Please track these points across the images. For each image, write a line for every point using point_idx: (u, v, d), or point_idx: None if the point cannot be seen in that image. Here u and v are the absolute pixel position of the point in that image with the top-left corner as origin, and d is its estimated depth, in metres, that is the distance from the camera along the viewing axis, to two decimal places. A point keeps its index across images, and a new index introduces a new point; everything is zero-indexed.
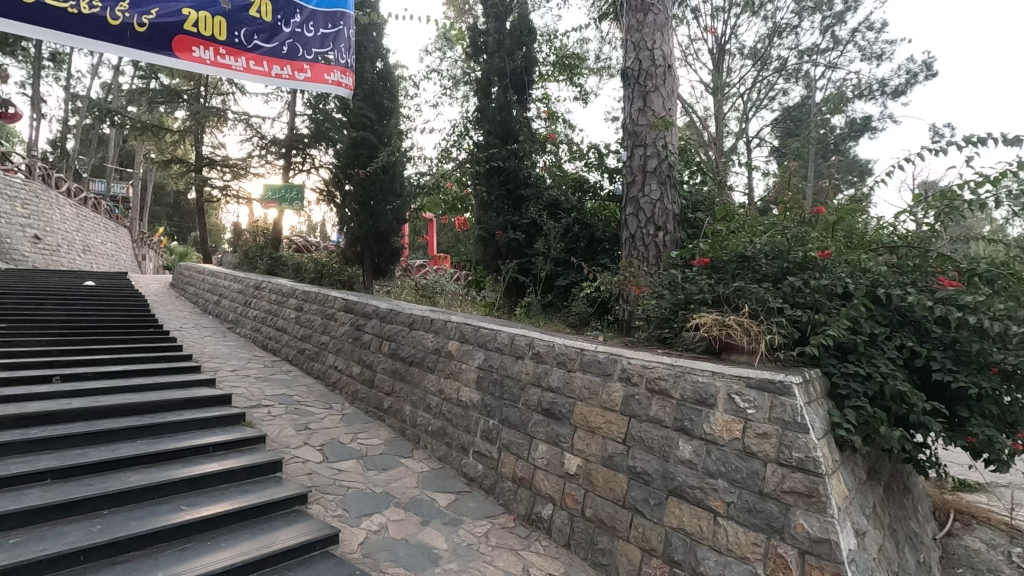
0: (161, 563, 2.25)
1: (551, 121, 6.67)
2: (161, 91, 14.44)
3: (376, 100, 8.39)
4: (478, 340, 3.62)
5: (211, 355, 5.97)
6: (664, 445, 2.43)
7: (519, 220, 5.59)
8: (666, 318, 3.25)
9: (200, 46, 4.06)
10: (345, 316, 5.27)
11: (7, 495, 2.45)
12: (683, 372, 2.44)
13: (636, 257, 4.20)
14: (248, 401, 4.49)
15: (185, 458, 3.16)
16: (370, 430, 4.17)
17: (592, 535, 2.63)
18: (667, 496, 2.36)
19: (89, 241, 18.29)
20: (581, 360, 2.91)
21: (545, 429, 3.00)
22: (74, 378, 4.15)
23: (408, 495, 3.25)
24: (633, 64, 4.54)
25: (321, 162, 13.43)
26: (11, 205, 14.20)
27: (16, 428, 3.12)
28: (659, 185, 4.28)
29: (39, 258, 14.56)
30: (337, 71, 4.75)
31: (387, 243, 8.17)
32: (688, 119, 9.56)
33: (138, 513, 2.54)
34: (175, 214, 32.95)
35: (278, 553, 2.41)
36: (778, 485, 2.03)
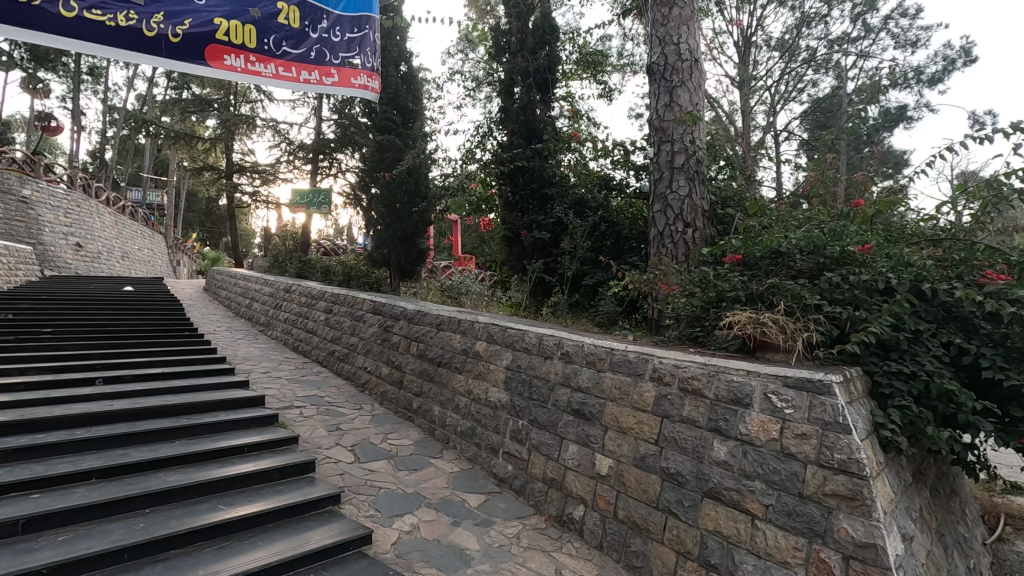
0: (201, 561, 2.30)
1: (574, 119, 6.62)
2: (193, 101, 14.81)
3: (400, 104, 8.46)
4: (506, 340, 3.62)
5: (244, 357, 6.11)
6: (698, 446, 2.38)
7: (544, 219, 5.57)
8: (697, 317, 3.19)
9: (230, 55, 4.10)
10: (373, 317, 5.32)
11: (55, 494, 2.54)
12: (717, 372, 2.38)
13: (664, 255, 4.14)
14: (281, 402, 4.57)
15: (222, 458, 3.23)
16: (400, 431, 4.20)
17: (625, 537, 2.60)
18: (702, 497, 2.31)
19: (127, 248, 18.96)
20: (611, 360, 2.88)
21: (575, 429, 2.97)
22: (116, 381, 4.29)
23: (438, 496, 3.26)
24: (658, 59, 4.48)
25: (347, 166, 13.62)
26: (54, 215, 14.83)
27: (62, 429, 3.23)
28: (687, 180, 4.21)
29: (81, 265, 15.17)
30: (363, 75, 4.82)
31: (413, 245, 8.24)
32: (714, 114, 9.38)
33: (177, 512, 2.60)
34: (207, 220, 33.93)
35: (313, 553, 2.45)
36: (819, 488, 1.96)
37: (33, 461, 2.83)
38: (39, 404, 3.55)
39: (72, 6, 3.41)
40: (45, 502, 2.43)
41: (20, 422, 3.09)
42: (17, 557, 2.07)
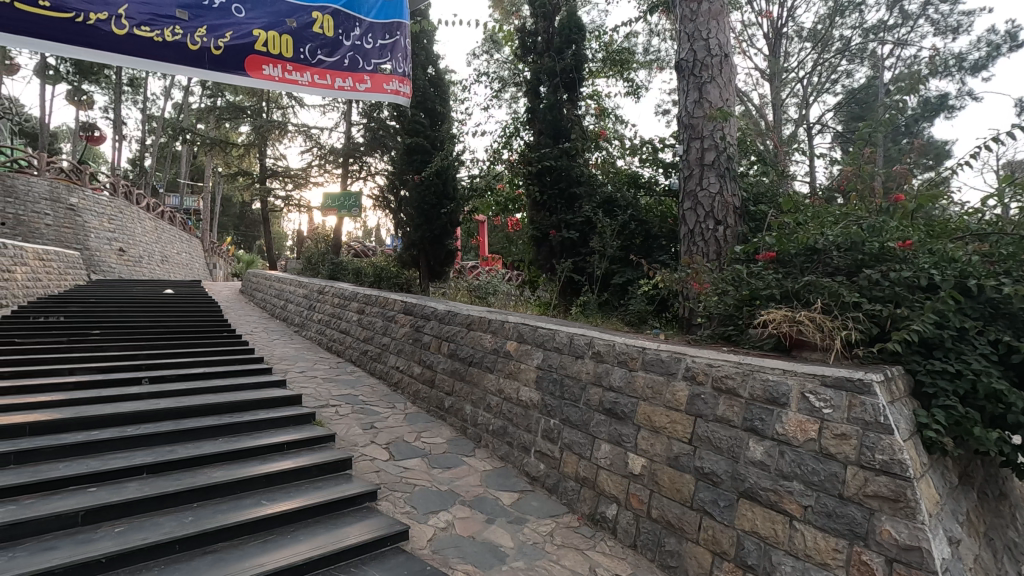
0: (247, 553, 2.39)
1: (601, 117, 6.60)
2: (226, 108, 15.25)
3: (428, 106, 8.49)
4: (537, 340, 3.64)
5: (280, 357, 6.28)
6: (733, 446, 2.36)
7: (572, 218, 5.56)
8: (730, 315, 3.15)
9: (269, 64, 3.95)
10: (405, 317, 5.40)
11: (110, 488, 2.67)
12: (752, 371, 2.36)
13: (695, 253, 4.10)
14: (317, 401, 4.68)
15: (263, 455, 3.34)
16: (433, 430, 4.25)
17: (659, 536, 2.59)
18: (738, 497, 2.29)
19: (166, 252, 19.66)
20: (643, 359, 2.88)
21: (608, 428, 2.97)
22: (161, 380, 4.46)
23: (472, 493, 3.30)
24: (687, 55, 4.43)
25: (377, 168, 13.79)
26: (99, 221, 15.49)
27: (113, 426, 3.39)
28: (718, 178, 4.16)
29: (124, 268, 15.81)
30: (395, 80, 4.46)
31: (441, 245, 8.32)
32: (744, 108, 9.20)
33: (223, 506, 2.71)
34: (241, 224, 34.91)
35: (352, 548, 2.51)
36: (861, 489, 1.92)
37: (88, 457, 2.99)
38: (91, 402, 3.73)
39: (122, 23, 3.40)
40: (100, 495, 2.56)
41: (76, 420, 3.26)
42: (78, 547, 2.20)
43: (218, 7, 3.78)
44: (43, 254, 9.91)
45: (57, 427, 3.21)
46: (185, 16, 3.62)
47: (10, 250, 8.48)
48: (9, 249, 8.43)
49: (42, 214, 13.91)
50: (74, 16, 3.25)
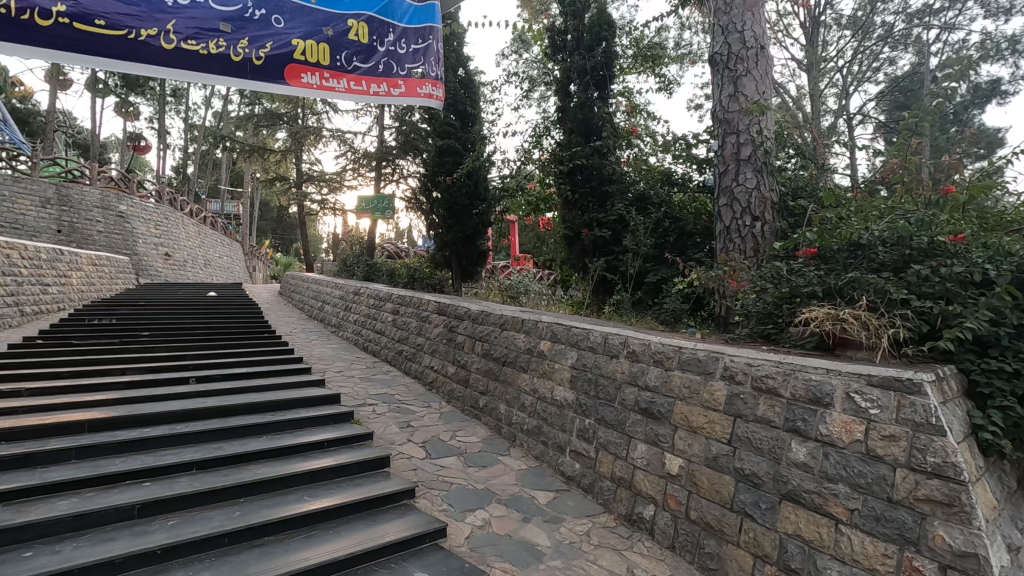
0: (292, 547, 2.46)
1: (631, 114, 6.53)
2: (264, 116, 15.71)
3: (459, 108, 8.54)
4: (571, 339, 3.63)
5: (318, 357, 6.44)
6: (774, 447, 2.31)
7: (605, 217, 5.51)
8: (770, 313, 3.08)
9: (308, 73, 3.91)
10: (438, 317, 5.46)
11: (162, 483, 2.80)
12: (794, 370, 2.31)
13: (732, 250, 4.01)
14: (355, 400, 4.79)
15: (304, 452, 3.43)
16: (468, 429, 4.29)
17: (698, 538, 2.56)
18: (780, 500, 2.24)
19: (209, 256, 20.40)
20: (679, 359, 2.84)
21: (644, 428, 2.95)
22: (207, 380, 4.63)
23: (508, 492, 3.32)
24: (721, 48, 4.35)
25: (410, 170, 13.84)
26: (146, 227, 16.18)
27: (165, 424, 3.55)
28: (755, 173, 4.07)
29: (169, 272, 16.47)
30: (428, 84, 4.38)
31: (473, 245, 8.37)
32: (780, 100, 8.97)
33: (268, 502, 2.80)
34: (278, 228, 35.93)
35: (391, 545, 2.56)
36: (911, 493, 1.86)
37: (142, 453, 3.13)
38: (143, 401, 3.91)
39: (170, 38, 3.41)
40: (154, 490, 2.68)
41: (130, 418, 3.42)
42: (136, 538, 2.32)
43: (259, 18, 3.76)
44: (96, 259, 10.41)
45: (113, 424, 3.37)
46: (228, 28, 3.61)
47: (66, 256, 8.94)
48: (65, 256, 8.89)
49: (94, 222, 14.64)
50: (126, 33, 3.27)
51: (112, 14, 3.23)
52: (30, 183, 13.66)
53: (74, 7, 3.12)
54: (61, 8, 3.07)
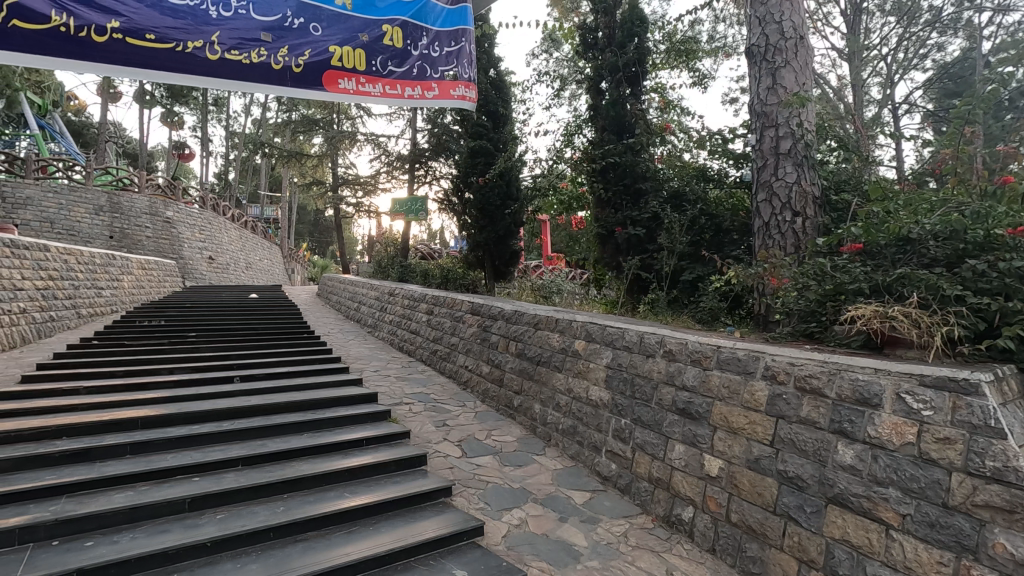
0: (333, 542, 2.52)
1: (664, 110, 6.43)
2: (301, 122, 16.10)
3: (491, 109, 8.58)
4: (606, 339, 3.60)
5: (355, 357, 6.58)
6: (819, 449, 2.24)
7: (638, 215, 5.44)
8: (812, 312, 2.99)
9: (344, 78, 3.99)
10: (472, 317, 5.49)
11: (210, 477, 2.91)
12: (839, 370, 2.23)
13: (772, 247, 3.91)
14: (391, 399, 4.87)
15: (344, 450, 3.51)
16: (503, 429, 4.31)
17: (740, 541, 2.50)
18: (826, 503, 2.18)
19: (249, 259, 21.07)
20: (717, 358, 2.79)
21: (681, 429, 2.91)
22: (250, 379, 4.79)
23: (543, 492, 3.32)
24: (758, 40, 4.25)
25: (442, 172, 14.00)
26: (191, 232, 16.81)
27: (212, 421, 3.69)
28: (796, 167, 3.96)
29: (213, 275, 17.09)
30: (462, 85, 4.38)
31: (506, 245, 8.39)
32: (821, 90, 8.67)
33: (310, 498, 2.87)
34: (315, 231, 36.87)
35: (429, 542, 2.60)
36: (968, 498, 1.77)
37: (191, 449, 3.26)
38: (191, 399, 4.07)
39: (215, 49, 3.54)
40: (203, 485, 2.79)
41: (179, 415, 3.57)
42: (187, 531, 2.42)
43: (297, 27, 3.85)
44: (146, 263, 10.88)
45: (164, 421, 3.52)
46: (268, 38, 3.71)
47: (118, 261, 9.38)
48: (118, 260, 9.34)
49: (142, 228, 15.31)
50: (174, 46, 3.41)
51: (161, 28, 3.38)
52: (84, 192, 14.40)
53: (127, 23, 3.27)
54: (116, 24, 3.23)
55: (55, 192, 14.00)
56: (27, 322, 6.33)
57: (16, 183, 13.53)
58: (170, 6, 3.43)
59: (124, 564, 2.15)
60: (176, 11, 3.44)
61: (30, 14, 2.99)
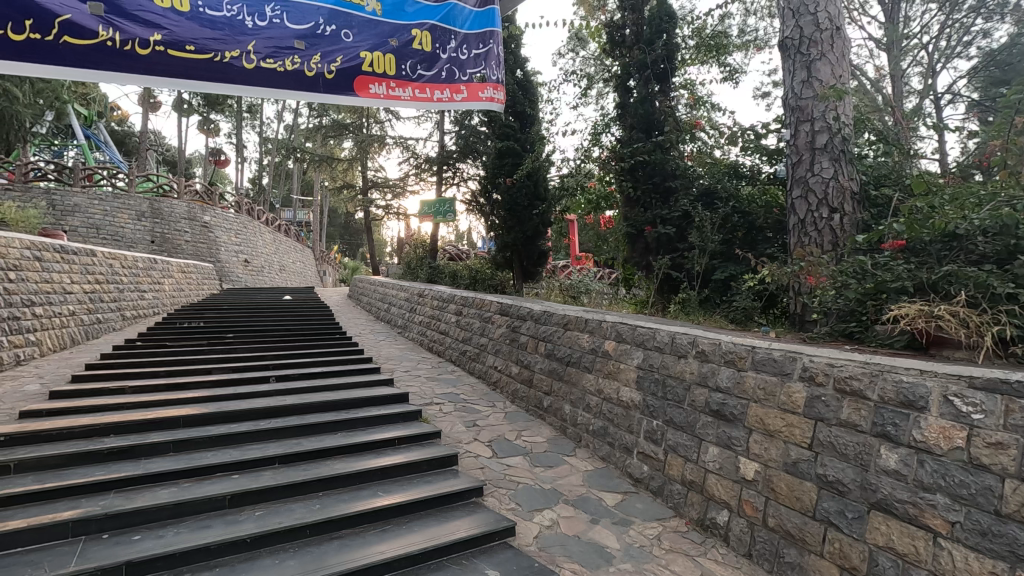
0: (367, 540, 2.56)
1: (694, 106, 6.33)
2: (331, 127, 16.42)
3: (518, 110, 8.58)
4: (637, 339, 3.56)
5: (386, 357, 6.67)
6: (861, 453, 2.17)
7: (668, 213, 5.37)
8: (853, 311, 2.91)
9: (375, 83, 4.04)
10: (501, 318, 5.50)
11: (249, 475, 2.99)
12: (882, 371, 2.16)
13: (808, 245, 3.81)
14: (422, 399, 4.93)
15: (376, 449, 3.56)
16: (533, 429, 4.31)
17: (777, 547, 2.44)
18: (869, 509, 2.11)
19: (283, 261, 21.58)
20: (753, 359, 2.73)
21: (715, 431, 2.85)
22: (286, 379, 4.91)
23: (575, 493, 3.30)
24: (792, 33, 4.15)
25: (469, 173, 14.09)
26: (228, 235, 17.32)
27: (250, 420, 3.79)
28: (832, 161, 3.84)
29: (248, 277, 17.57)
30: (490, 88, 4.40)
31: (535, 245, 8.39)
32: (858, 82, 8.40)
33: (345, 496, 2.93)
34: (346, 234, 37.57)
35: (461, 541, 2.61)
36: (1023, 506, 1.69)
37: (230, 446, 3.36)
38: (230, 398, 4.19)
39: (251, 58, 3.63)
40: (242, 482, 2.87)
41: (219, 414, 3.69)
42: (228, 527, 2.49)
43: (329, 34, 3.92)
44: (185, 267, 11.26)
45: (205, 420, 3.64)
46: (302, 46, 3.79)
47: (160, 265, 9.74)
48: (159, 264, 9.69)
49: (182, 232, 15.87)
50: (213, 56, 3.52)
51: (200, 39, 3.48)
52: (128, 199, 15.04)
53: (169, 36, 3.39)
54: (158, 37, 3.36)
55: (101, 199, 14.65)
56: (77, 324, 6.63)
57: (65, 191, 14.20)
58: (209, 17, 3.53)
59: (169, 558, 2.23)
60: (214, 22, 3.54)
61: (79, 30, 3.13)
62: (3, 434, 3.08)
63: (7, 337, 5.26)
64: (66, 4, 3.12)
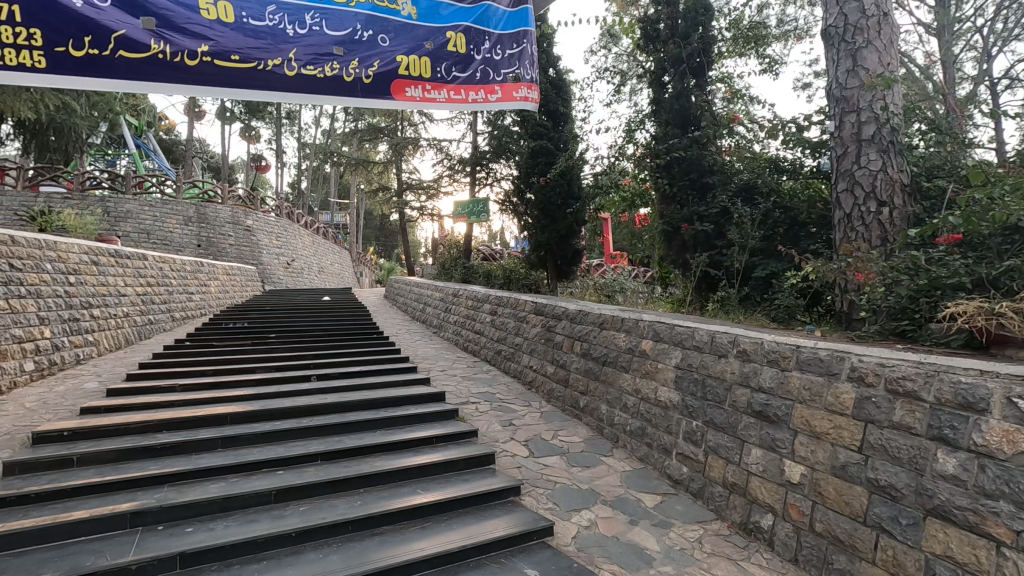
0: (407, 537, 2.60)
1: (731, 100, 6.18)
2: (367, 131, 16.71)
3: (551, 109, 8.55)
4: (675, 338, 3.50)
5: (422, 357, 6.76)
6: (916, 456, 2.08)
7: (706, 210, 5.26)
8: (904, 309, 2.80)
9: (411, 86, 4.10)
10: (537, 317, 5.49)
11: (293, 471, 3.08)
12: (939, 372, 2.05)
13: (855, 241, 3.67)
14: (459, 398, 4.96)
15: (414, 447, 3.61)
16: (570, 429, 4.29)
17: (826, 553, 2.36)
18: (925, 516, 2.02)
19: (321, 263, 22.11)
20: (798, 358, 2.65)
21: (758, 432, 2.78)
22: (326, 378, 5.03)
23: (613, 493, 3.28)
24: (836, 20, 4.01)
25: (502, 174, 14.12)
26: (269, 239, 17.86)
27: (293, 417, 3.91)
28: (880, 153, 3.69)
29: (289, 279, 18.09)
30: (524, 87, 4.40)
31: (569, 245, 8.35)
32: (907, 69, 8.01)
33: (385, 493, 2.98)
34: (382, 235, 38.23)
35: (499, 540, 2.62)
36: None
37: (275, 443, 3.46)
38: (274, 396, 4.33)
39: (292, 65, 3.73)
40: (286, 478, 2.95)
41: (264, 412, 3.81)
42: (274, 521, 2.57)
43: (367, 39, 3.99)
44: (230, 270, 11.67)
45: (250, 417, 3.76)
46: (341, 52, 3.88)
47: (206, 267, 10.13)
48: (206, 267, 10.08)
49: (226, 236, 16.45)
50: (256, 65, 3.63)
51: (245, 49, 3.60)
52: (175, 205, 15.67)
53: (215, 47, 3.52)
54: (205, 48, 3.49)
55: (151, 205, 15.33)
56: (131, 325, 6.95)
57: (118, 198, 14.92)
58: (252, 27, 3.65)
59: (220, 550, 2.32)
60: (258, 31, 3.65)
61: (133, 45, 3.29)
62: (66, 429, 3.25)
63: (68, 337, 5.56)
64: (121, 20, 3.28)
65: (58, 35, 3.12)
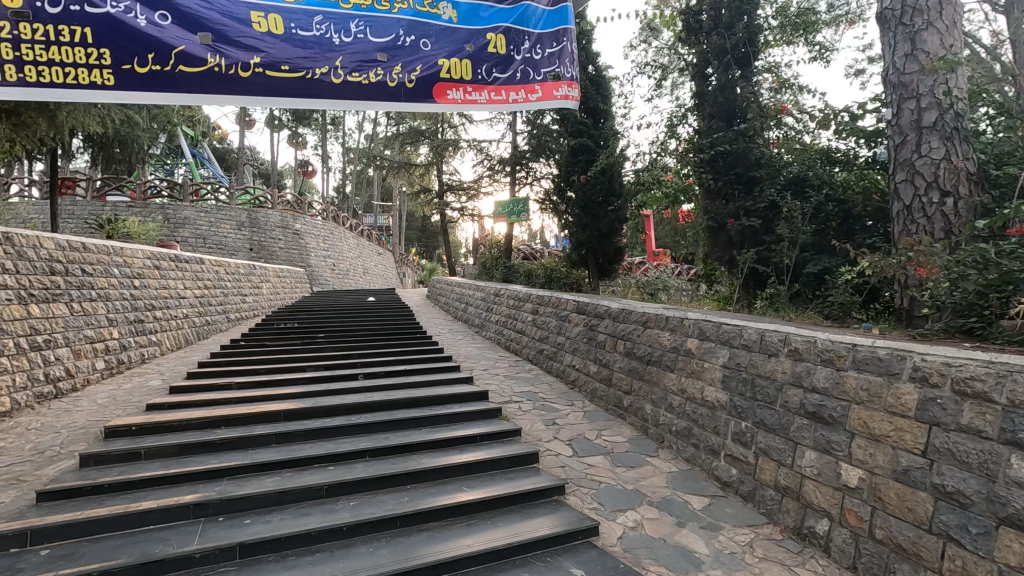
0: (453, 533, 2.64)
1: (778, 90, 5.97)
2: (408, 134, 17.00)
3: (591, 106, 8.47)
4: (722, 337, 3.42)
5: (464, 356, 6.82)
6: (986, 462, 1.96)
7: (753, 205, 5.10)
8: (972, 304, 2.64)
9: (453, 89, 4.15)
10: (578, 316, 5.46)
11: (344, 467, 3.17)
12: (1012, 372, 1.92)
13: (915, 234, 3.49)
14: (501, 397, 4.99)
15: (458, 445, 3.66)
16: (614, 429, 4.24)
17: (887, 561, 2.26)
18: (998, 525, 1.90)
19: (366, 265, 22.64)
20: (854, 358, 2.54)
21: (813, 434, 2.68)
22: (372, 377, 5.16)
23: (659, 495, 3.23)
24: (893, 3, 3.83)
25: (542, 173, 14.09)
26: (316, 242, 18.41)
27: (341, 414, 4.03)
28: (943, 140, 3.49)
29: (335, 281, 18.60)
30: (564, 85, 4.40)
31: (610, 243, 8.27)
32: (972, 49, 7.52)
33: (431, 490, 3.03)
34: (423, 237, 38.83)
35: (544, 539, 2.63)
36: None
37: (325, 440, 3.58)
38: (323, 394, 4.47)
39: (338, 73, 3.84)
40: (336, 473, 3.04)
41: (315, 409, 3.95)
42: (326, 515, 2.66)
43: (409, 44, 4.06)
44: (279, 272, 12.10)
45: (301, 414, 3.90)
46: (384, 58, 3.96)
47: (258, 270, 10.52)
48: (258, 270, 10.50)
49: (276, 240, 17.05)
50: (305, 74, 3.76)
51: (294, 59, 3.73)
52: (229, 210, 16.37)
53: (266, 58, 3.67)
54: (257, 60, 3.64)
55: (206, 211, 16.05)
56: (190, 326, 7.32)
57: (177, 206, 15.71)
58: (301, 38, 3.77)
59: (276, 542, 2.42)
60: (306, 41, 3.77)
61: (192, 59, 3.47)
62: (134, 423, 3.45)
63: (134, 337, 5.89)
64: (181, 36, 3.46)
65: (124, 53, 3.32)
